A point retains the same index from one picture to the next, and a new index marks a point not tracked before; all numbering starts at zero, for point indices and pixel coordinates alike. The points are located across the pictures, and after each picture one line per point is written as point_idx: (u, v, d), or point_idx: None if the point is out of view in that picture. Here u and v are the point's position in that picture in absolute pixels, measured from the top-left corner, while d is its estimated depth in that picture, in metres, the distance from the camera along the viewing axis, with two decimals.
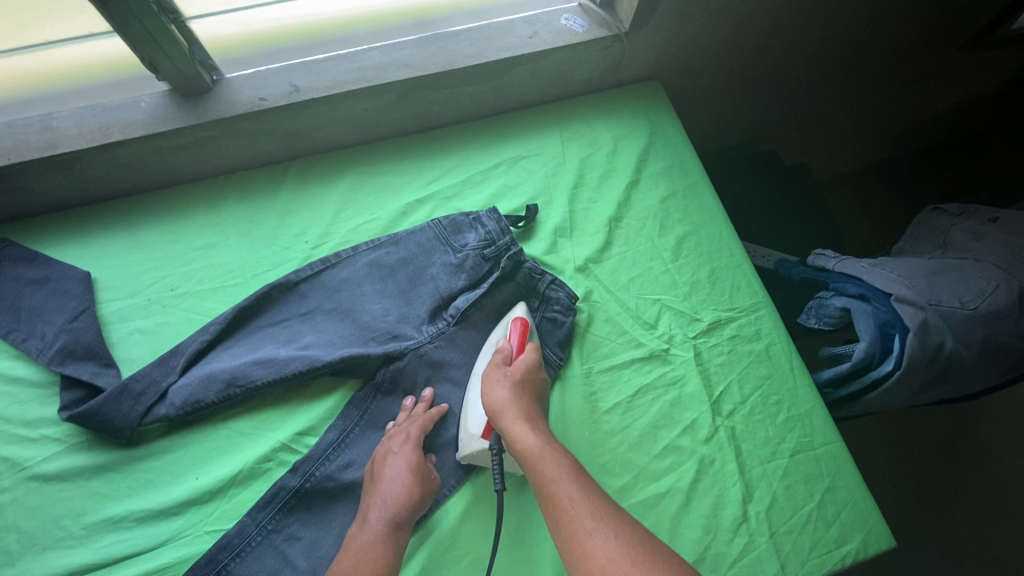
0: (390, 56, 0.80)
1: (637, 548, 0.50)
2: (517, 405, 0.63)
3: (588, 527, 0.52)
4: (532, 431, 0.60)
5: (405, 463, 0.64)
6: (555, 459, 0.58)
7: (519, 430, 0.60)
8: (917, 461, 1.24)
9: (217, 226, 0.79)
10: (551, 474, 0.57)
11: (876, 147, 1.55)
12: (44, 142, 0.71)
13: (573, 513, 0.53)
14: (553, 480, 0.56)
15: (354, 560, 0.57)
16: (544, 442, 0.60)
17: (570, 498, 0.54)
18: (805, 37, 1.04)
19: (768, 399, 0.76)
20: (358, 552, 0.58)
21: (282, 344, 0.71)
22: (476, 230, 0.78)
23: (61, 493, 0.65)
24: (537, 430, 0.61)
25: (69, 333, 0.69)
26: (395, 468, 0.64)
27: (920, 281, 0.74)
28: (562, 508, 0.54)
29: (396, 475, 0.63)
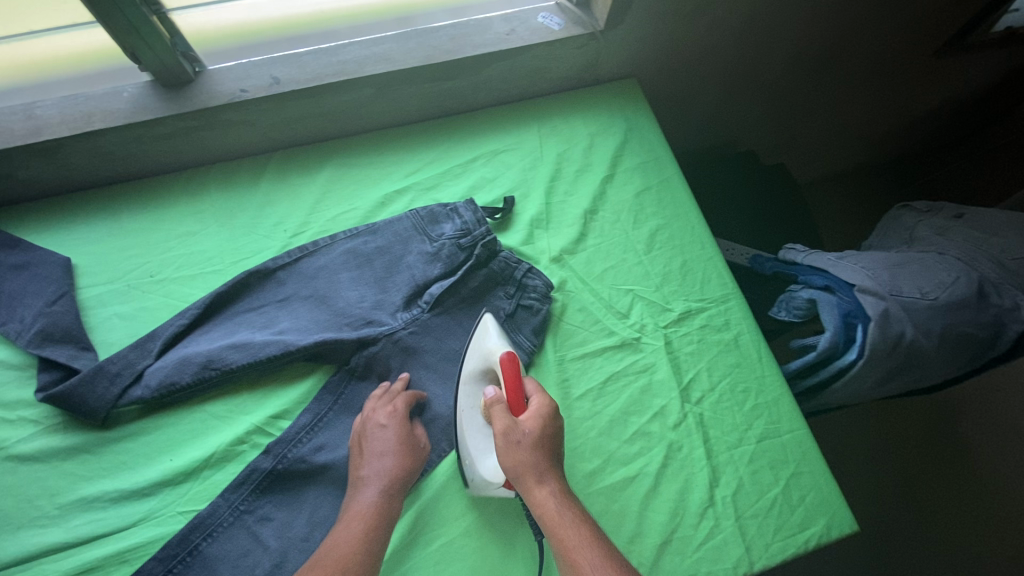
0: (370, 50, 0.82)
1: None
2: (536, 465, 0.59)
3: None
4: (551, 495, 0.58)
5: (394, 434, 0.65)
6: (575, 524, 0.56)
7: (541, 494, 0.58)
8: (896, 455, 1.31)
9: (198, 215, 0.81)
10: (573, 540, 0.55)
11: (856, 151, 1.58)
12: (27, 130, 0.72)
13: None
14: (575, 546, 0.55)
15: (355, 527, 0.58)
16: (563, 506, 0.58)
17: (592, 566, 0.53)
18: (781, 40, 1.07)
19: (735, 387, 0.78)
20: (358, 520, 0.59)
21: (258, 328, 0.73)
22: (453, 220, 0.80)
23: (36, 473, 0.66)
24: (556, 492, 0.58)
25: (47, 316, 0.70)
26: (383, 440, 0.65)
27: (883, 273, 0.76)
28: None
29: (386, 448, 0.64)
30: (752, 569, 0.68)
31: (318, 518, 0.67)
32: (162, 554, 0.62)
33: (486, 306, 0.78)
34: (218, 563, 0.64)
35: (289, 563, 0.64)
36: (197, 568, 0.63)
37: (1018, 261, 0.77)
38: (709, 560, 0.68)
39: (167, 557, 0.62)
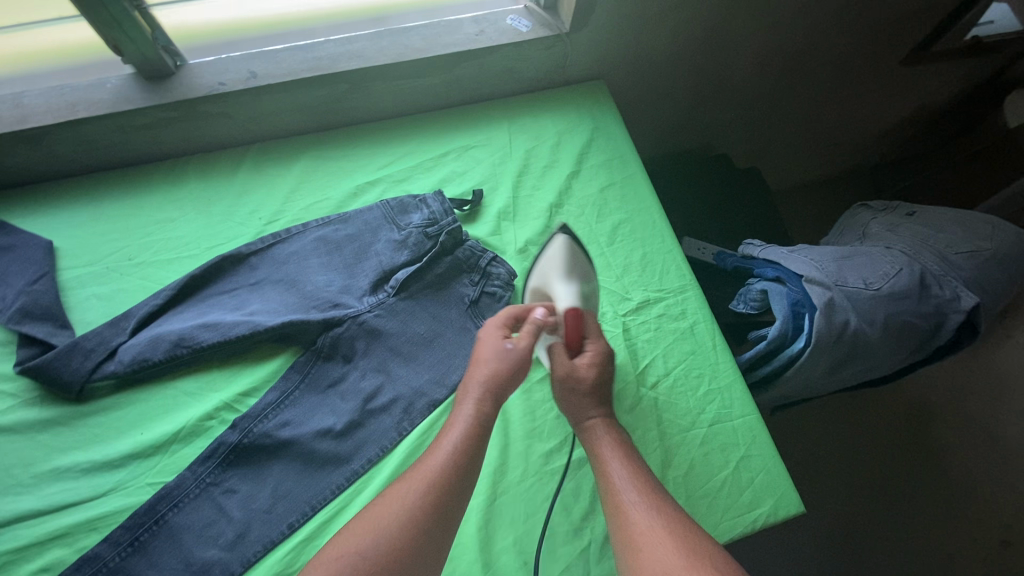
0: (344, 48, 0.85)
1: (675, 522, 0.53)
2: (582, 401, 0.66)
3: (632, 501, 0.56)
4: (595, 423, 0.65)
5: (499, 350, 0.63)
6: (612, 444, 0.62)
7: (589, 419, 0.65)
8: (879, 443, 1.32)
9: (177, 202, 0.84)
10: (606, 457, 0.61)
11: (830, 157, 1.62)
12: (14, 118, 0.76)
13: (620, 489, 0.57)
14: (607, 462, 0.61)
15: (456, 438, 0.57)
16: (606, 431, 0.64)
17: (619, 478, 0.58)
18: (747, 45, 1.11)
19: (690, 372, 0.81)
20: (457, 432, 0.57)
21: (229, 310, 0.76)
22: (421, 210, 0.83)
23: (11, 444, 0.69)
24: (601, 420, 0.65)
25: (27, 295, 0.73)
26: (488, 353, 0.63)
27: (830, 264, 0.80)
28: (613, 487, 0.58)
29: (492, 359, 0.63)
30: None
31: (281, 491, 0.69)
32: (130, 523, 0.65)
33: (451, 293, 0.81)
34: (183, 533, 0.66)
35: (251, 533, 0.67)
36: (163, 536, 0.66)
37: (961, 255, 0.81)
38: None
39: (135, 525, 0.65)
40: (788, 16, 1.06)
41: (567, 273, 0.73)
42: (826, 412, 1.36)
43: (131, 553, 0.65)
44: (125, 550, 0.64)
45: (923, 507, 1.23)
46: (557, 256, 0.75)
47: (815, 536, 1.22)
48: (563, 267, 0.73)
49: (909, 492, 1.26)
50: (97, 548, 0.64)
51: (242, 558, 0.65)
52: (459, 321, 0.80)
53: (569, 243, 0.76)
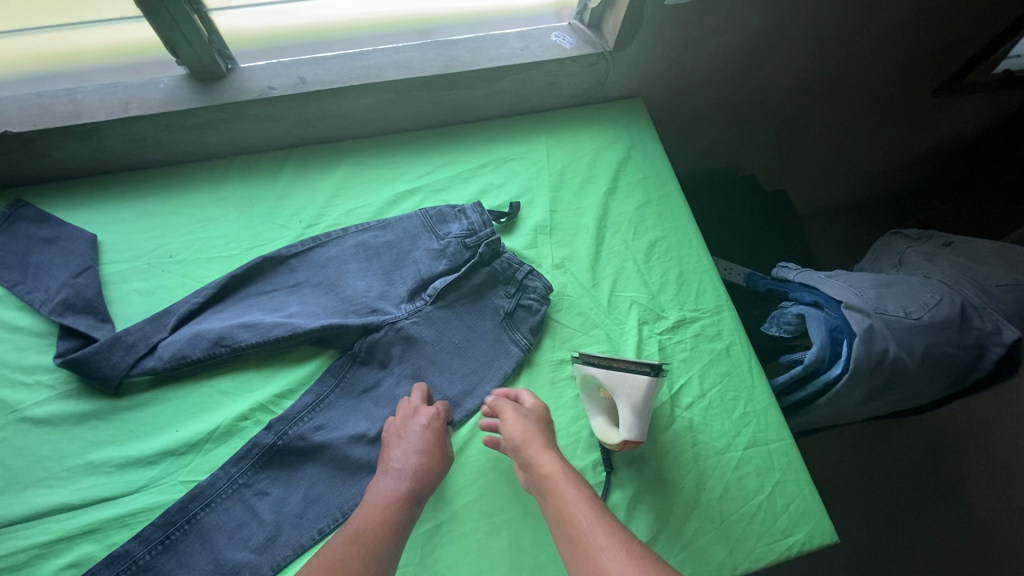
0: (393, 58, 0.87)
1: (649, 564, 0.52)
2: (538, 437, 0.66)
3: (601, 547, 0.54)
4: (553, 458, 0.64)
5: (432, 436, 0.67)
6: (574, 483, 0.61)
7: (544, 459, 0.63)
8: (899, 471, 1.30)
9: (219, 202, 0.85)
10: (569, 495, 0.60)
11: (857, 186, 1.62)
12: (69, 112, 0.77)
13: (586, 532, 0.56)
14: (570, 501, 0.59)
15: (379, 513, 0.60)
16: (565, 468, 0.63)
17: (584, 518, 0.57)
18: (783, 70, 1.11)
19: (725, 395, 0.80)
20: (384, 506, 0.61)
21: (268, 311, 0.76)
22: (460, 221, 0.84)
23: (46, 435, 0.69)
24: (558, 458, 0.64)
25: (71, 287, 0.74)
26: (417, 435, 0.67)
27: (870, 291, 0.79)
28: (580, 531, 0.56)
29: (419, 446, 0.66)
30: (735, 572, 0.70)
31: (312, 495, 0.69)
32: (162, 520, 0.65)
33: (487, 303, 0.81)
34: (214, 533, 0.66)
35: (282, 536, 0.66)
36: (194, 536, 0.65)
37: (1002, 288, 0.80)
38: (693, 561, 0.70)
39: (167, 523, 0.65)
40: (824, 43, 1.07)
41: (643, 411, 0.67)
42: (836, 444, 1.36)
43: (161, 551, 0.64)
44: (156, 548, 0.64)
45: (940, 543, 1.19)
46: (639, 392, 0.66)
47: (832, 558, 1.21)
48: (644, 405, 0.66)
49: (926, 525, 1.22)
50: (126, 545, 0.64)
51: (272, 562, 0.65)
52: (495, 333, 0.80)
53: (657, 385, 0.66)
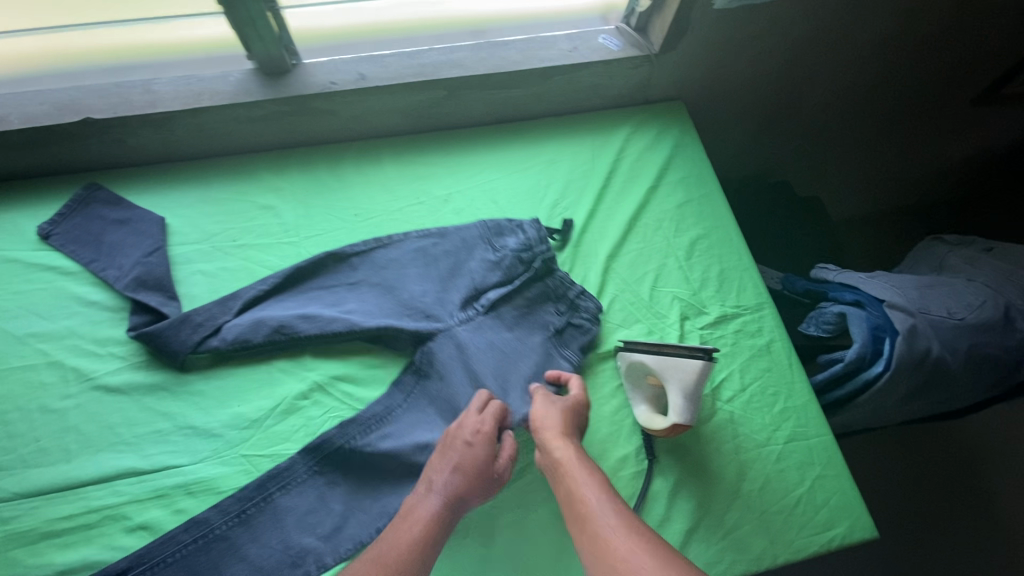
0: (447, 57, 0.91)
1: (658, 547, 0.54)
2: (559, 424, 0.68)
3: (610, 528, 0.56)
4: (570, 444, 0.66)
5: (472, 455, 0.66)
6: (587, 468, 0.63)
7: (559, 444, 0.66)
8: (936, 476, 1.20)
9: (278, 192, 0.89)
10: (581, 479, 0.62)
11: (897, 198, 1.60)
12: (146, 102, 0.82)
13: (596, 514, 0.58)
14: (582, 485, 0.61)
15: (408, 533, 0.62)
16: (579, 455, 0.65)
17: (595, 502, 0.59)
18: (822, 78, 1.13)
19: (766, 390, 0.82)
20: (416, 523, 0.62)
21: (327, 305, 0.80)
22: (517, 235, 0.86)
23: (117, 404, 0.74)
24: (575, 445, 0.66)
25: (143, 266, 0.79)
26: (460, 453, 0.67)
27: (913, 291, 0.81)
28: (589, 513, 0.59)
29: (457, 465, 0.66)
30: (775, 562, 0.71)
31: (380, 489, 0.72)
32: (242, 494, 0.69)
33: (538, 317, 0.82)
34: (286, 515, 0.69)
35: (348, 528, 0.70)
36: (268, 514, 0.69)
37: None
38: (733, 549, 0.72)
39: (245, 498, 0.69)
40: (864, 50, 1.09)
41: (692, 395, 0.68)
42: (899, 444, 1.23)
43: (236, 524, 0.68)
44: (232, 520, 0.68)
45: (966, 552, 1.13)
46: (689, 375, 0.68)
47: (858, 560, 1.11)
48: (694, 390, 0.68)
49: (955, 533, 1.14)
50: (206, 512, 0.68)
51: (335, 551, 0.68)
52: (544, 347, 0.80)
53: (705, 369, 0.68)
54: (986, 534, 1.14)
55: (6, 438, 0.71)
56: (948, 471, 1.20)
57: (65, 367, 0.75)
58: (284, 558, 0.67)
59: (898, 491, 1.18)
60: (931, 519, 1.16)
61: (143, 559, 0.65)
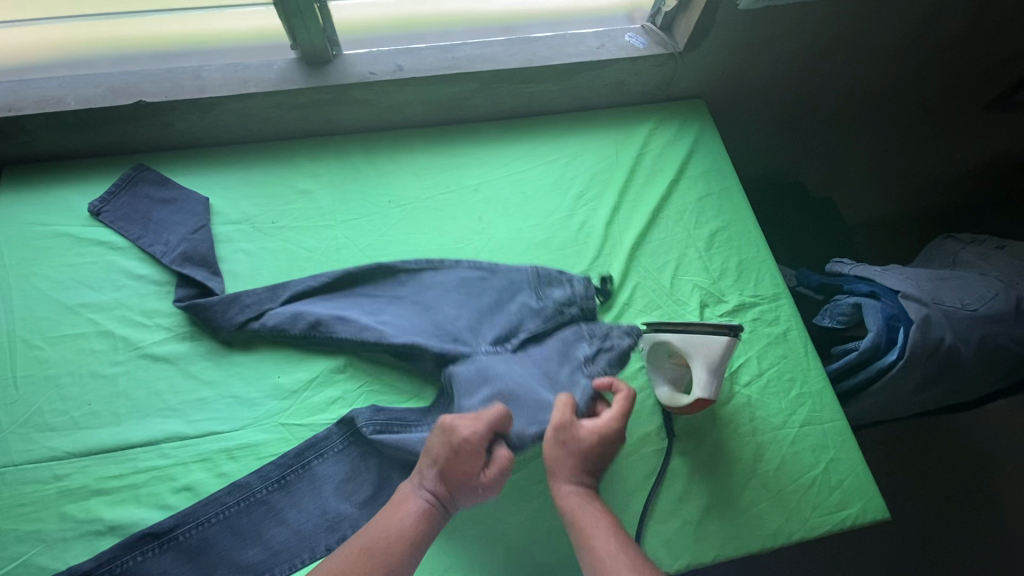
0: (481, 51, 0.95)
1: None
2: (573, 467, 0.68)
3: None
4: (581, 491, 0.67)
5: (462, 457, 0.65)
6: (599, 517, 0.65)
7: (568, 490, 0.67)
8: (944, 474, 1.20)
9: (316, 177, 0.93)
10: (593, 529, 0.64)
11: (912, 201, 1.61)
12: (195, 87, 0.86)
13: (608, 566, 0.61)
14: (593, 535, 0.63)
15: (391, 536, 0.62)
16: (590, 503, 0.66)
17: (608, 553, 0.62)
18: (839, 80, 1.17)
19: (782, 375, 0.84)
20: (403, 511, 0.64)
21: (366, 312, 0.82)
22: (565, 288, 0.84)
23: (163, 371, 0.78)
24: (586, 492, 0.67)
25: (190, 242, 0.83)
26: (451, 454, 0.65)
27: (927, 284, 0.84)
28: (603, 564, 0.61)
29: (448, 465, 0.65)
30: (789, 539, 0.74)
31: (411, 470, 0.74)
32: (281, 462, 0.72)
33: (565, 355, 0.79)
34: (323, 482, 0.72)
35: (382, 496, 0.73)
36: (306, 480, 0.72)
37: None
38: (750, 526, 0.75)
39: (286, 465, 0.72)
40: (880, 53, 1.12)
41: (716, 370, 0.71)
42: (914, 434, 1.24)
43: (276, 489, 0.71)
44: (272, 485, 0.71)
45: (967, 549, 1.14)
46: (714, 351, 0.71)
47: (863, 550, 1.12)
48: (719, 365, 0.71)
49: (958, 530, 1.15)
50: (247, 477, 0.71)
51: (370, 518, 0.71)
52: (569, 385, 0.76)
53: (730, 344, 0.71)
54: (988, 534, 1.15)
55: (58, 401, 0.74)
56: (956, 470, 1.21)
57: (114, 336, 0.79)
58: (321, 522, 0.71)
59: (905, 485, 1.19)
60: (936, 515, 1.16)
61: (189, 517, 0.68)
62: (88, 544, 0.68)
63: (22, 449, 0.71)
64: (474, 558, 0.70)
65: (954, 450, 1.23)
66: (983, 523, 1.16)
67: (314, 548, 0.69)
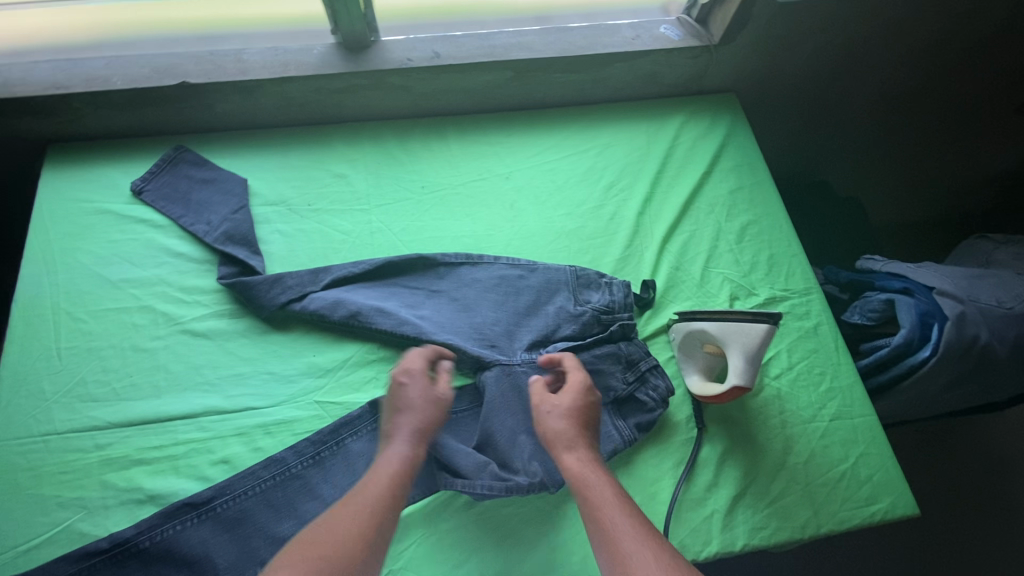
0: (516, 40, 0.96)
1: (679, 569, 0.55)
2: (570, 435, 0.68)
3: (631, 546, 0.57)
4: (583, 457, 0.66)
5: (417, 399, 0.70)
6: (602, 482, 0.64)
7: (569, 458, 0.66)
8: (968, 476, 1.19)
9: (351, 161, 0.94)
10: (598, 493, 0.63)
11: (949, 202, 1.54)
12: (237, 69, 0.88)
13: (615, 529, 0.59)
14: (599, 499, 0.62)
15: (382, 484, 0.62)
16: (592, 468, 0.65)
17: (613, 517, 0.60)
18: (871, 78, 1.16)
19: (812, 369, 0.84)
20: (385, 458, 0.65)
21: (405, 305, 0.83)
22: (603, 292, 0.84)
23: (202, 347, 0.79)
24: (588, 457, 0.66)
25: (230, 222, 0.85)
26: (410, 399, 0.69)
27: (962, 280, 0.85)
28: (608, 526, 0.60)
29: (410, 409, 0.69)
30: (818, 531, 0.74)
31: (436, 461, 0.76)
32: (316, 438, 0.73)
33: (599, 378, 0.80)
34: (357, 460, 0.74)
35: None
36: (341, 457, 0.73)
37: None
38: (778, 517, 0.75)
39: (321, 441, 0.73)
40: (914, 51, 1.11)
41: (753, 359, 0.72)
42: (937, 435, 1.23)
43: (311, 464, 0.72)
44: (308, 460, 0.73)
45: (988, 552, 1.12)
46: (753, 338, 0.72)
47: (884, 550, 1.11)
48: (756, 354, 0.72)
49: (980, 533, 1.14)
50: (283, 453, 0.72)
51: None
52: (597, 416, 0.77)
53: (768, 332, 0.72)
54: (1010, 539, 1.14)
55: (101, 372, 0.76)
56: (980, 473, 1.19)
57: (155, 311, 0.81)
58: None
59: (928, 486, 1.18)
60: (958, 517, 1.15)
61: (225, 490, 0.69)
62: (129, 511, 0.69)
63: (65, 418, 0.73)
64: (503, 539, 0.71)
65: (978, 452, 1.21)
66: (1003, 525, 1.15)
67: None
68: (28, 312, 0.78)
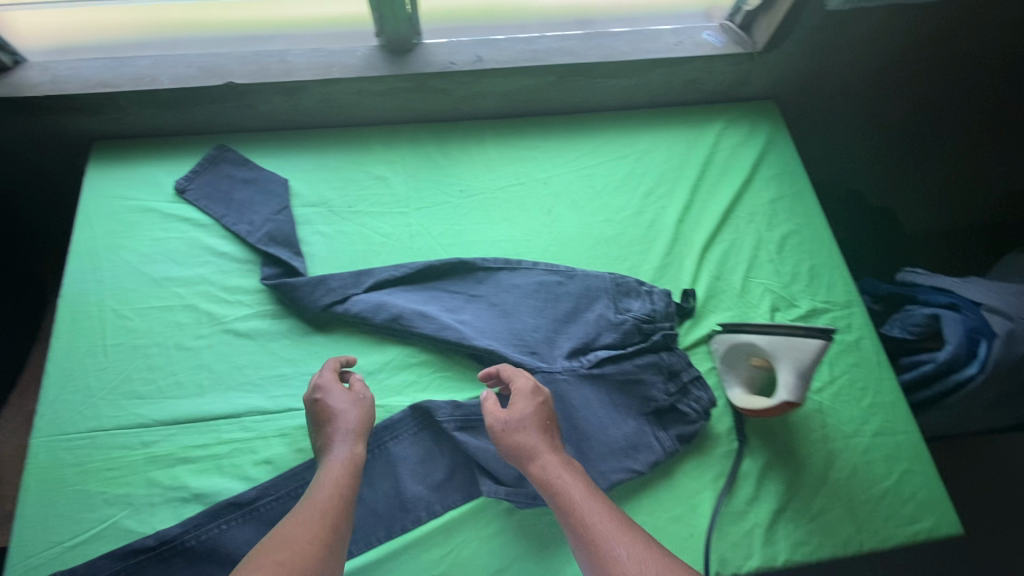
0: (558, 45, 0.96)
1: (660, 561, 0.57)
2: (535, 440, 0.67)
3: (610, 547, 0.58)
4: (552, 460, 0.66)
5: (344, 407, 0.70)
6: (575, 483, 0.64)
7: (537, 466, 0.66)
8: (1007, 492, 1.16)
9: (391, 163, 0.94)
10: (573, 496, 0.63)
11: None
12: (281, 71, 0.89)
13: (593, 531, 0.60)
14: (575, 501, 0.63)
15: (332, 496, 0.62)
16: (562, 469, 0.65)
17: (590, 518, 0.61)
18: (913, 88, 1.14)
19: (854, 383, 0.83)
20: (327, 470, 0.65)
21: (445, 309, 0.83)
22: (644, 301, 0.84)
23: (244, 347, 0.79)
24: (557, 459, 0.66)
25: (273, 222, 0.86)
26: (339, 409, 0.69)
27: (1011, 297, 0.84)
28: (586, 526, 0.61)
29: (340, 417, 0.69)
30: (861, 548, 0.73)
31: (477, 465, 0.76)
32: None
33: (640, 389, 0.79)
34: (398, 464, 0.74)
35: (455, 480, 0.73)
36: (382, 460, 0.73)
37: None
38: (821, 532, 0.74)
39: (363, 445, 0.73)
40: (957, 60, 1.09)
41: (804, 373, 0.72)
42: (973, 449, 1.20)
43: None
44: None
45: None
46: (807, 353, 0.71)
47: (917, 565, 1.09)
48: (808, 368, 0.71)
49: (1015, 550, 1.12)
50: None
51: (443, 501, 0.72)
52: (638, 426, 0.77)
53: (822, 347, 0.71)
54: None
55: (146, 370, 0.77)
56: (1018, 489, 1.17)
57: (198, 310, 0.81)
58: (395, 502, 0.71)
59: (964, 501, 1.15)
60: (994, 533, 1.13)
61: (269, 490, 0.70)
62: (174, 509, 0.70)
63: (111, 415, 0.74)
64: (544, 547, 0.70)
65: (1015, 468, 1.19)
66: None
67: (388, 528, 0.70)
68: (74, 308, 0.79)
